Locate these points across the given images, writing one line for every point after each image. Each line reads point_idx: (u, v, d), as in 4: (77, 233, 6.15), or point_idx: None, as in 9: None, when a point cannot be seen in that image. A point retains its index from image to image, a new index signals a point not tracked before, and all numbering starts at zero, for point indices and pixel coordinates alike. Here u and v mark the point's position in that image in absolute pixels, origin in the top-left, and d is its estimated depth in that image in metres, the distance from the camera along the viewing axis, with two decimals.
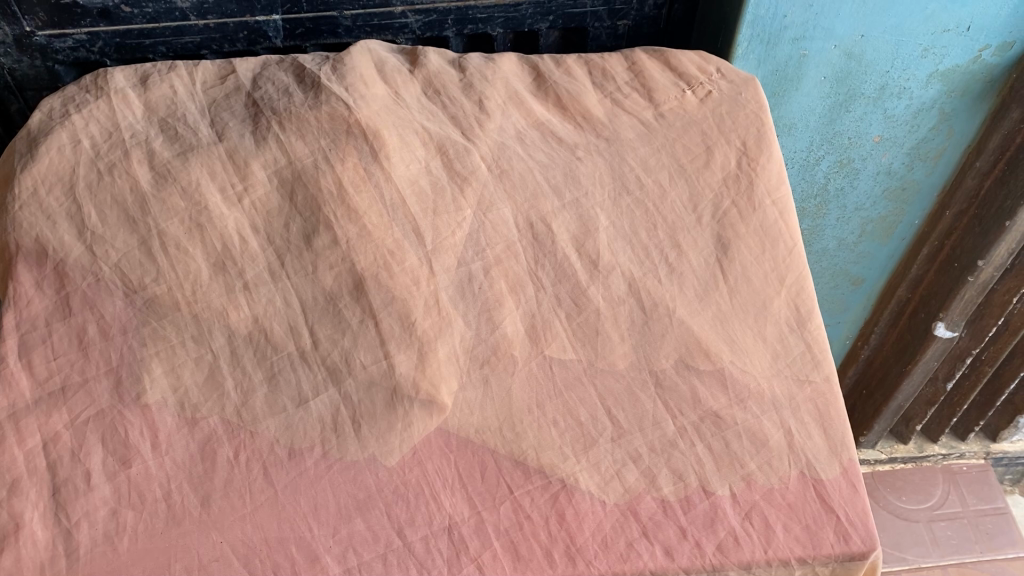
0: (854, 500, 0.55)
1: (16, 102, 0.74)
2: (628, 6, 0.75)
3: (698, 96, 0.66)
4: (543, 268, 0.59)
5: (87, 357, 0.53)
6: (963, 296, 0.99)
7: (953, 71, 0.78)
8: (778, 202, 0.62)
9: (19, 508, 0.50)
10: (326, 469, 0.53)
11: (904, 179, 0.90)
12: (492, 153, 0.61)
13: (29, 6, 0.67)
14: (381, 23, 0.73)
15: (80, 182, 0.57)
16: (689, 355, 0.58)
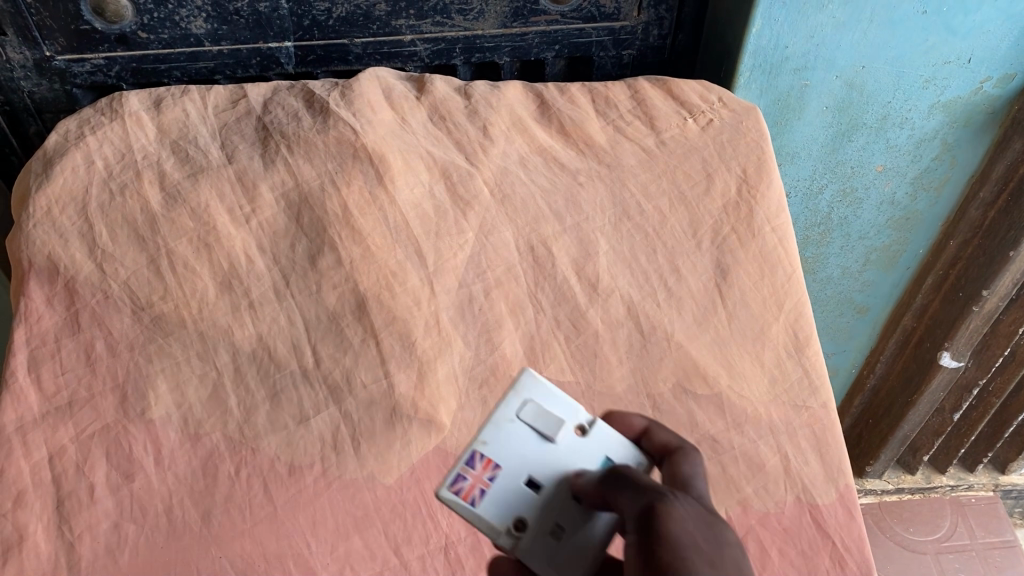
0: (849, 527, 0.56)
1: (34, 124, 0.74)
2: (633, 36, 0.76)
3: (699, 124, 0.67)
4: (543, 291, 0.60)
5: (95, 372, 0.55)
6: (968, 326, 1.00)
7: (954, 102, 0.79)
8: (778, 229, 0.63)
9: (23, 520, 0.51)
10: (324, 487, 0.54)
11: (908, 209, 0.90)
12: (495, 178, 0.63)
13: (49, 31, 0.67)
14: (390, 51, 0.74)
15: (92, 202, 0.59)
16: (686, 380, 0.58)
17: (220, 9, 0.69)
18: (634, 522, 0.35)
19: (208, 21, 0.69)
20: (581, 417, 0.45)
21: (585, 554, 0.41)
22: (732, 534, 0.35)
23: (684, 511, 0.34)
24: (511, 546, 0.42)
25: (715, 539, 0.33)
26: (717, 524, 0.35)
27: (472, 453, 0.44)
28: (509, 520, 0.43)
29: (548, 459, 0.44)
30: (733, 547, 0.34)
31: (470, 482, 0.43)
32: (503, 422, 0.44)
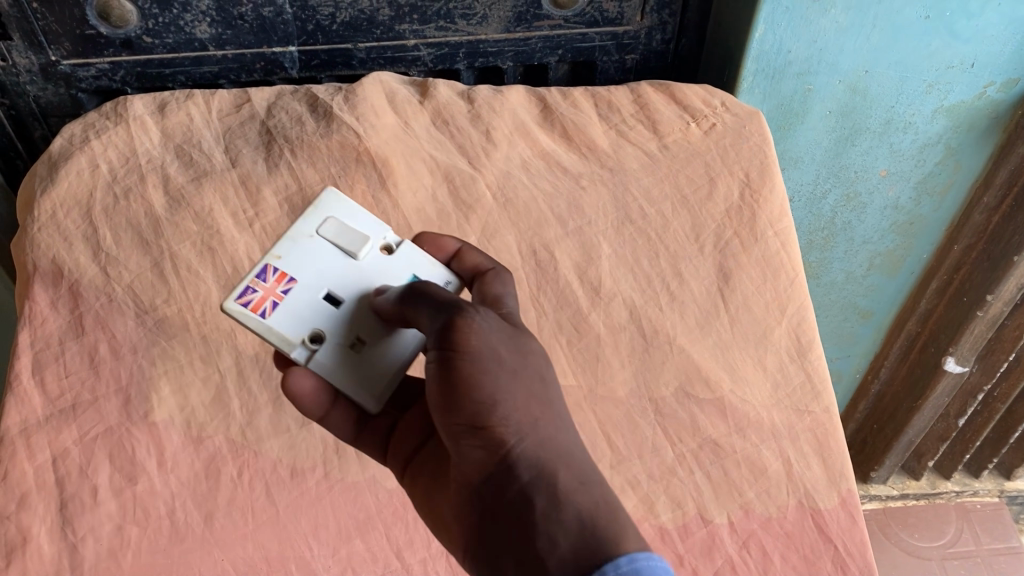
0: (852, 532, 0.55)
1: (40, 129, 0.73)
2: (636, 40, 0.76)
3: (702, 128, 0.67)
4: (545, 295, 0.60)
5: (98, 376, 0.55)
6: (972, 331, 0.99)
7: (958, 107, 0.78)
8: (781, 234, 0.63)
9: (26, 523, 0.50)
10: (326, 490, 0.54)
11: (911, 214, 0.89)
12: (497, 182, 0.64)
13: (54, 36, 0.66)
14: (393, 56, 0.74)
15: (96, 206, 0.60)
16: (688, 384, 0.58)
17: (225, 14, 0.68)
18: (435, 335, 0.41)
19: (212, 25, 0.68)
20: (383, 233, 0.52)
21: (383, 372, 0.48)
22: (533, 348, 0.42)
23: (489, 324, 0.41)
24: (307, 356, 0.48)
25: (515, 353, 0.40)
26: (521, 340, 0.41)
27: (265, 267, 0.49)
28: (306, 333, 0.48)
29: (348, 272, 0.50)
30: (530, 358, 0.41)
31: (261, 295, 0.48)
32: (304, 237, 0.50)
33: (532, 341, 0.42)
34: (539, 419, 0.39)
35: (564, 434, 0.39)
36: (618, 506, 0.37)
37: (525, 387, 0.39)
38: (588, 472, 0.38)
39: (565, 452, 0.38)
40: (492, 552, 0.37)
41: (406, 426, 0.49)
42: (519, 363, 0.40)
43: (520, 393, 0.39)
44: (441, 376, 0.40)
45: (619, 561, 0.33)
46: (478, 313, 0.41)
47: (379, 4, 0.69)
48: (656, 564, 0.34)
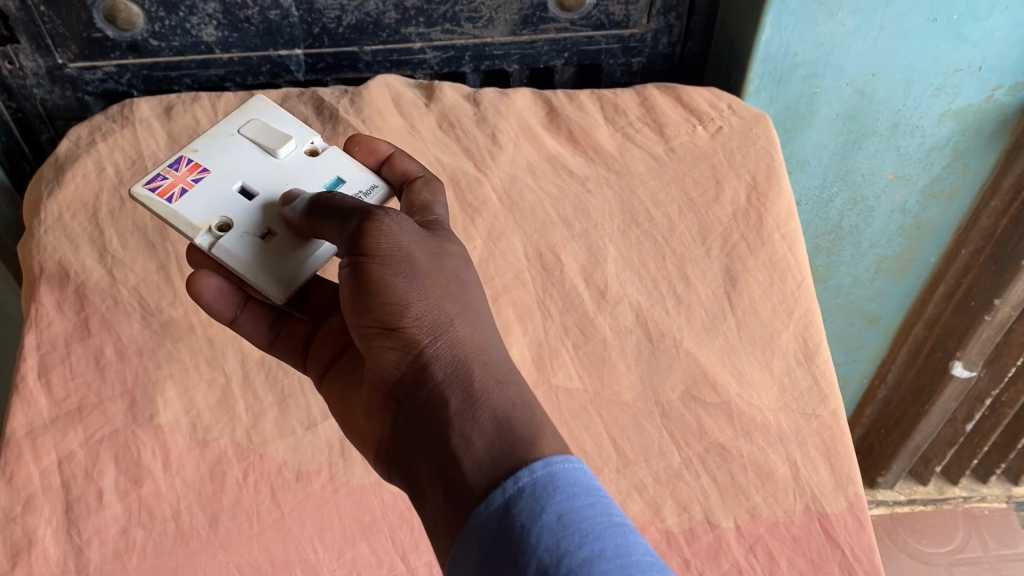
0: (859, 535, 0.54)
1: (47, 132, 0.73)
2: (642, 43, 0.76)
3: (709, 131, 0.68)
4: (551, 298, 0.61)
5: (104, 378, 0.55)
6: (980, 336, 0.99)
7: (966, 110, 0.77)
8: (787, 237, 0.63)
9: (31, 525, 0.50)
10: (332, 492, 0.53)
11: (918, 217, 0.89)
12: (504, 185, 0.65)
13: (61, 39, 0.66)
14: (399, 59, 0.74)
15: (102, 209, 0.61)
16: (695, 388, 0.58)
17: (231, 17, 0.68)
18: (348, 243, 0.45)
19: (218, 28, 0.68)
20: (305, 138, 0.57)
21: (289, 258, 0.52)
22: (447, 252, 0.47)
23: (403, 228, 0.45)
24: (211, 242, 0.52)
25: (427, 257, 0.45)
26: (435, 245, 0.46)
27: (182, 159, 0.54)
28: (214, 220, 0.52)
29: (265, 169, 0.55)
30: (441, 262, 0.46)
31: (171, 181, 0.53)
32: (226, 135, 0.56)
33: (445, 245, 0.47)
34: (452, 315, 0.44)
35: (478, 330, 0.44)
36: (528, 395, 0.41)
37: (438, 289, 0.44)
38: (500, 364, 0.42)
39: (479, 346, 0.43)
40: (411, 437, 0.42)
41: (325, 333, 0.54)
42: (432, 267, 0.45)
43: (433, 294, 0.44)
44: (358, 278, 0.44)
45: (535, 466, 0.37)
46: (393, 216, 0.45)
47: (385, 7, 0.69)
48: (575, 467, 0.37)
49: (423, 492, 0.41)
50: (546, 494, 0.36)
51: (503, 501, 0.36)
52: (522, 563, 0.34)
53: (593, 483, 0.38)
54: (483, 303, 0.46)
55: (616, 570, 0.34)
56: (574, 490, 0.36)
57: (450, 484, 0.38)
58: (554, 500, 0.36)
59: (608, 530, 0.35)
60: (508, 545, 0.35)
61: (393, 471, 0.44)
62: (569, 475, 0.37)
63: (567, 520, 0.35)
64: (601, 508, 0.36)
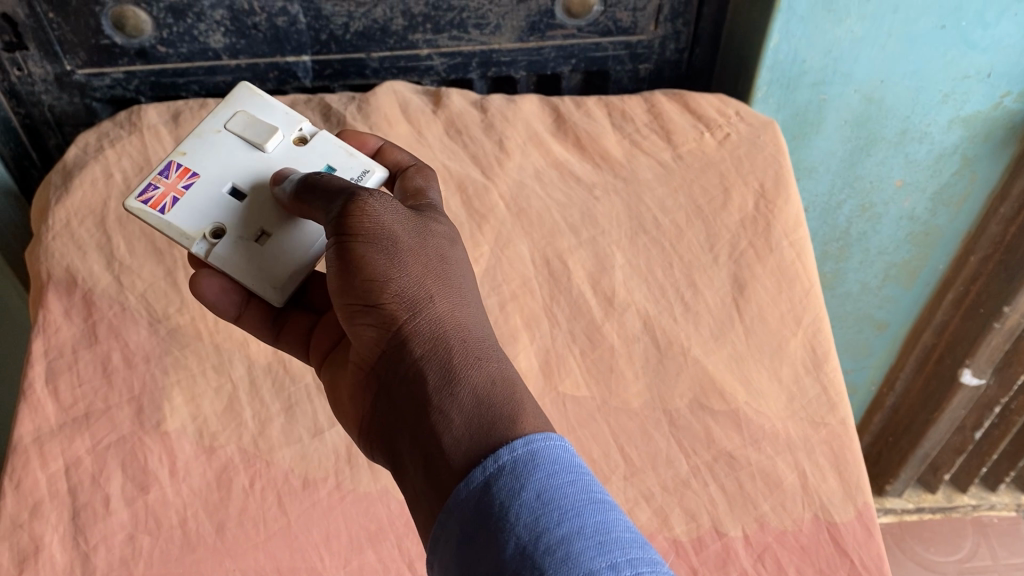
0: (868, 544, 0.53)
1: (55, 138, 0.73)
2: (649, 50, 0.76)
3: (717, 137, 0.68)
4: (559, 304, 0.61)
5: (111, 384, 0.55)
6: (990, 343, 0.98)
7: (974, 117, 0.77)
8: (796, 244, 0.63)
9: (39, 531, 0.50)
10: (339, 500, 0.53)
11: (927, 224, 0.88)
12: (511, 192, 0.65)
13: (70, 46, 0.66)
14: (407, 65, 0.74)
15: (110, 215, 0.61)
16: (703, 396, 0.58)
17: (239, 24, 0.68)
18: (333, 223, 0.45)
19: (226, 34, 0.68)
20: (291, 126, 0.57)
21: (284, 261, 0.52)
22: (433, 232, 0.47)
23: (388, 207, 0.45)
24: (207, 249, 0.52)
25: (411, 237, 0.45)
26: (420, 226, 0.46)
27: (170, 164, 0.54)
28: (208, 228, 0.53)
29: (255, 166, 0.55)
30: (426, 242, 0.46)
31: (162, 192, 0.53)
32: (211, 133, 0.55)
33: (431, 226, 0.47)
34: (434, 294, 0.44)
35: (460, 308, 0.44)
36: (510, 372, 0.41)
37: (421, 267, 0.44)
38: (482, 342, 0.42)
39: (461, 323, 0.43)
40: (392, 413, 0.42)
41: (328, 321, 0.54)
42: (415, 246, 0.45)
43: (415, 272, 0.44)
44: (341, 256, 0.44)
45: (515, 444, 0.37)
46: (378, 195, 0.45)
47: (393, 13, 0.69)
48: (556, 444, 0.38)
49: (404, 468, 0.41)
50: (525, 471, 0.36)
51: (483, 479, 0.36)
52: (501, 540, 0.34)
53: (575, 462, 0.38)
54: (468, 281, 0.46)
55: (593, 547, 0.34)
56: (555, 468, 0.36)
57: (430, 460, 0.38)
58: (534, 477, 0.36)
59: (588, 508, 0.35)
60: (487, 522, 0.35)
61: (376, 448, 0.44)
62: (551, 453, 0.37)
63: (547, 498, 0.35)
64: (581, 485, 0.36)
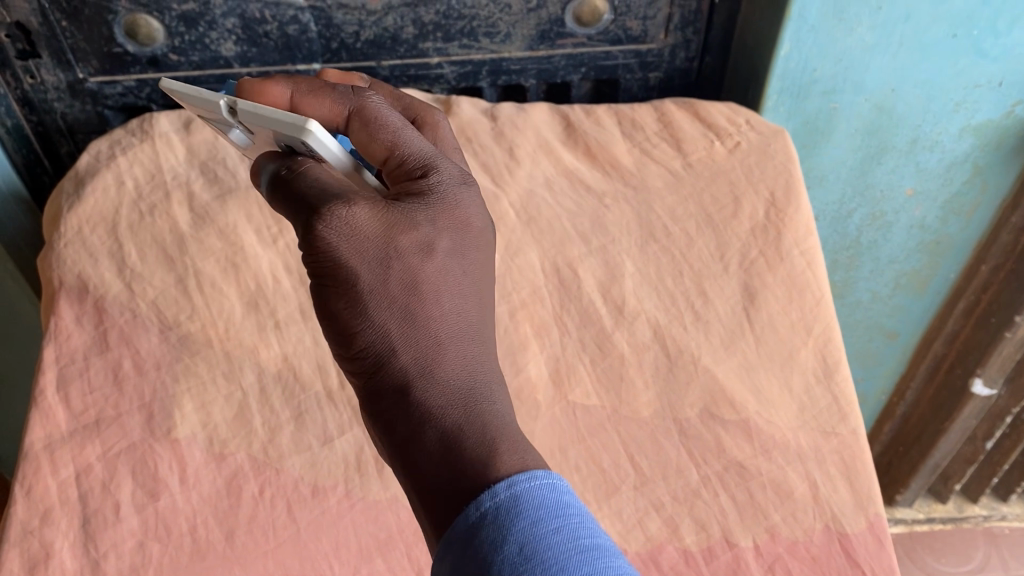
0: (880, 556, 0.53)
1: (66, 146, 0.73)
2: (659, 59, 0.76)
3: (727, 146, 0.67)
4: (569, 313, 0.61)
5: (122, 392, 0.56)
6: (1001, 353, 0.98)
7: (985, 126, 0.77)
8: (807, 253, 0.62)
9: (49, 538, 0.50)
10: (348, 508, 0.53)
11: (938, 233, 0.88)
12: (521, 201, 0.65)
13: (83, 54, 0.66)
14: (417, 73, 0.74)
15: (121, 222, 0.62)
16: (713, 405, 0.58)
17: (250, 32, 0.68)
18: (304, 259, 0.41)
19: (238, 43, 0.68)
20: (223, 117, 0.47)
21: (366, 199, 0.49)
22: (405, 240, 0.40)
23: (347, 227, 0.39)
24: None
25: (376, 259, 0.39)
26: (390, 233, 0.40)
27: None
28: None
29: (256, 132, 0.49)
30: (395, 259, 0.40)
31: None
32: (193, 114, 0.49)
33: (405, 225, 0.40)
34: (400, 332, 0.39)
35: (431, 346, 0.39)
36: (483, 419, 0.38)
37: (388, 302, 0.39)
38: (453, 388, 0.39)
39: (429, 371, 0.39)
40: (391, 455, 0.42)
41: None
42: (380, 271, 0.39)
43: (382, 312, 0.39)
44: (317, 287, 0.41)
45: (498, 488, 0.35)
46: (335, 216, 0.39)
47: (403, 22, 0.69)
48: (542, 486, 0.35)
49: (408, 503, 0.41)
50: (508, 520, 0.34)
51: (462, 530, 0.34)
52: None
53: (564, 504, 0.35)
54: (448, 295, 0.41)
55: None
56: (538, 514, 0.34)
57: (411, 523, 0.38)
58: (517, 526, 0.34)
59: (575, 559, 0.33)
60: None
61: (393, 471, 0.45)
62: (535, 498, 0.35)
63: (529, 551, 0.33)
64: (568, 532, 0.34)
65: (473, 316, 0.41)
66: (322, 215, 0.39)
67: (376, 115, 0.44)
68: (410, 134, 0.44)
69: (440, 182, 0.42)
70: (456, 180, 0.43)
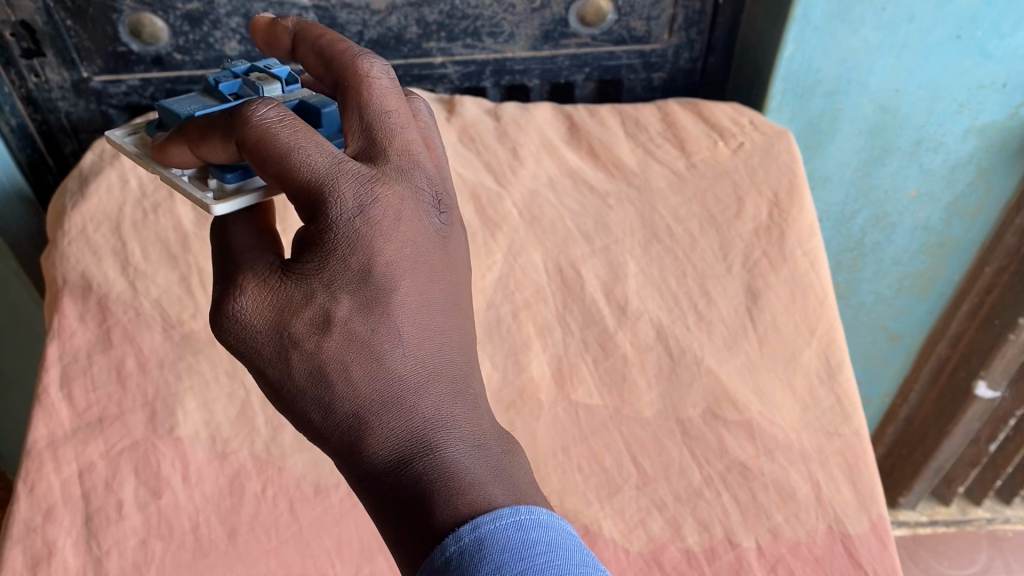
0: (883, 557, 0.53)
1: (70, 145, 0.72)
2: (663, 59, 0.76)
3: (730, 146, 0.67)
4: (572, 313, 0.61)
5: (125, 390, 0.56)
6: (1004, 356, 0.98)
7: (989, 127, 0.77)
8: (810, 254, 0.62)
9: (51, 535, 0.50)
10: (350, 507, 0.53)
11: (942, 235, 0.88)
12: (524, 201, 0.65)
13: (87, 53, 0.66)
14: (420, 73, 0.73)
15: (125, 220, 0.62)
16: (716, 405, 0.58)
17: None
18: None
19: (241, 43, 0.68)
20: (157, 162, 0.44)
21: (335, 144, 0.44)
22: (301, 320, 0.35)
23: (240, 326, 0.35)
24: None
25: (274, 355, 0.35)
26: (286, 315, 0.35)
27: None
28: None
29: None
30: (293, 349, 0.35)
31: None
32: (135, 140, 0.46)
33: (300, 299, 0.35)
34: (321, 427, 0.35)
35: (354, 438, 0.35)
36: (423, 497, 0.35)
37: (302, 397, 0.35)
38: (387, 468, 0.35)
39: (364, 465, 0.35)
40: None
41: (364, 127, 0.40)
42: (282, 369, 0.35)
43: (302, 409, 0.35)
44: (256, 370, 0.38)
45: (461, 531, 0.33)
46: (226, 321, 0.35)
47: (407, 21, 0.69)
48: (507, 526, 0.34)
49: None
50: (471, 567, 0.32)
51: None
52: None
53: (531, 541, 0.34)
54: (361, 365, 0.35)
55: None
56: (503, 557, 0.33)
57: None
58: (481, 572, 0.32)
59: None
60: None
61: None
62: (500, 539, 0.33)
63: None
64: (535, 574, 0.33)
65: (402, 370, 0.36)
66: (216, 322, 0.35)
67: (260, 148, 0.35)
68: (300, 147, 0.35)
69: (333, 225, 0.35)
70: (352, 212, 0.35)
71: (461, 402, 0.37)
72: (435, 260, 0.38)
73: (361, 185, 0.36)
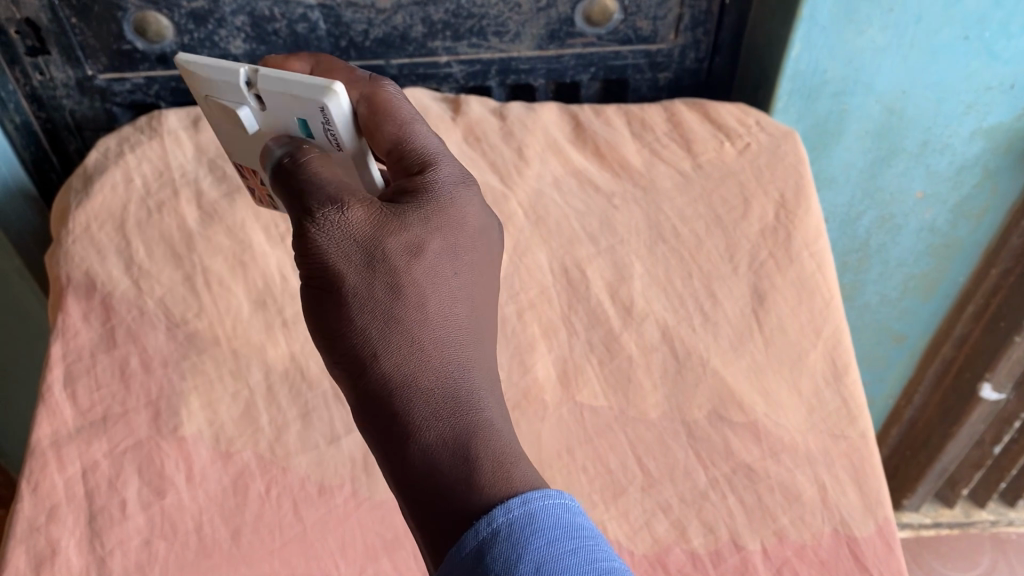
0: (889, 560, 0.52)
1: (75, 142, 0.73)
2: (669, 59, 0.76)
3: (736, 147, 0.67)
4: (577, 313, 0.61)
5: (128, 390, 0.55)
6: (1010, 356, 0.97)
7: (997, 129, 0.76)
8: (817, 255, 0.62)
9: (55, 535, 0.49)
10: (354, 507, 0.53)
11: (948, 236, 0.87)
12: (529, 201, 0.65)
13: (92, 51, 0.66)
14: (426, 72, 0.73)
15: (129, 219, 0.62)
16: (722, 407, 0.57)
17: (259, 30, 0.67)
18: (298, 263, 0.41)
19: (247, 41, 0.68)
20: (239, 93, 0.45)
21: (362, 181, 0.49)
22: (394, 240, 0.40)
23: (338, 228, 0.39)
24: None
25: (361, 260, 0.39)
26: (379, 232, 0.40)
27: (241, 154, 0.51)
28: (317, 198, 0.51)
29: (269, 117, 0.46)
30: (380, 259, 0.40)
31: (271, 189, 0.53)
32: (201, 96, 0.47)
33: (394, 225, 0.40)
34: (379, 339, 0.39)
35: (414, 349, 0.39)
36: (463, 416, 0.38)
37: (370, 308, 0.39)
38: (433, 386, 0.39)
39: (412, 378, 0.39)
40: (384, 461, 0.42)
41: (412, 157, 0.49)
42: (364, 274, 0.39)
43: (364, 318, 0.39)
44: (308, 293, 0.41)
45: (512, 504, 0.35)
46: (327, 219, 0.39)
47: (412, 20, 0.69)
48: (556, 506, 0.36)
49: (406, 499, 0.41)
50: (524, 536, 0.34)
51: (475, 545, 0.34)
52: None
53: (578, 526, 0.36)
54: (434, 295, 0.40)
55: None
56: (554, 534, 0.35)
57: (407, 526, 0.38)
58: (533, 546, 0.34)
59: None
60: None
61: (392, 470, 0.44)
62: (550, 518, 0.35)
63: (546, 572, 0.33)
64: (583, 553, 0.35)
65: (462, 315, 0.41)
66: (316, 219, 0.39)
67: (389, 111, 0.44)
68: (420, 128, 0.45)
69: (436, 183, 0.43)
70: (451, 183, 0.43)
71: (493, 373, 0.42)
72: (487, 265, 0.45)
73: (458, 171, 0.44)
